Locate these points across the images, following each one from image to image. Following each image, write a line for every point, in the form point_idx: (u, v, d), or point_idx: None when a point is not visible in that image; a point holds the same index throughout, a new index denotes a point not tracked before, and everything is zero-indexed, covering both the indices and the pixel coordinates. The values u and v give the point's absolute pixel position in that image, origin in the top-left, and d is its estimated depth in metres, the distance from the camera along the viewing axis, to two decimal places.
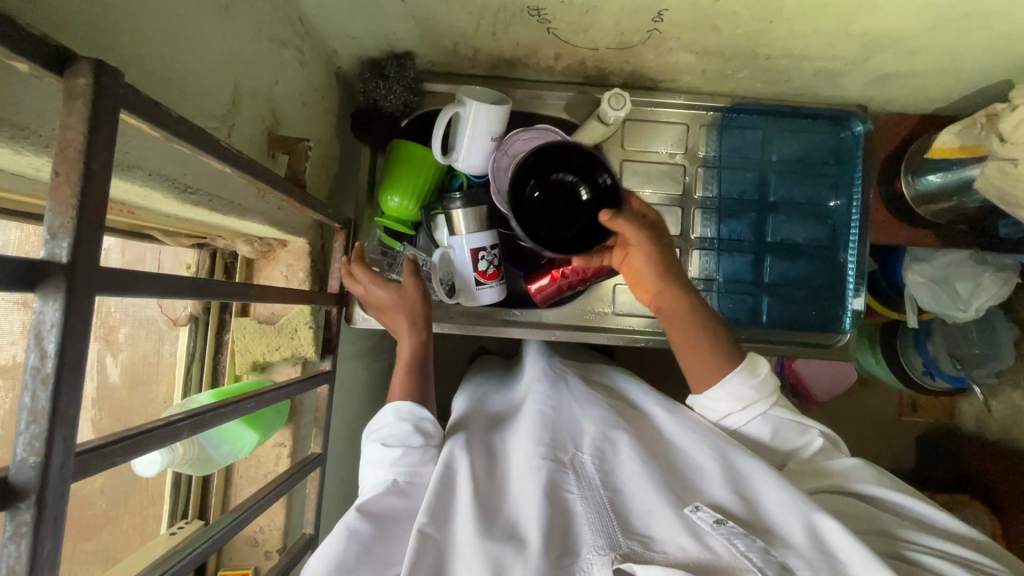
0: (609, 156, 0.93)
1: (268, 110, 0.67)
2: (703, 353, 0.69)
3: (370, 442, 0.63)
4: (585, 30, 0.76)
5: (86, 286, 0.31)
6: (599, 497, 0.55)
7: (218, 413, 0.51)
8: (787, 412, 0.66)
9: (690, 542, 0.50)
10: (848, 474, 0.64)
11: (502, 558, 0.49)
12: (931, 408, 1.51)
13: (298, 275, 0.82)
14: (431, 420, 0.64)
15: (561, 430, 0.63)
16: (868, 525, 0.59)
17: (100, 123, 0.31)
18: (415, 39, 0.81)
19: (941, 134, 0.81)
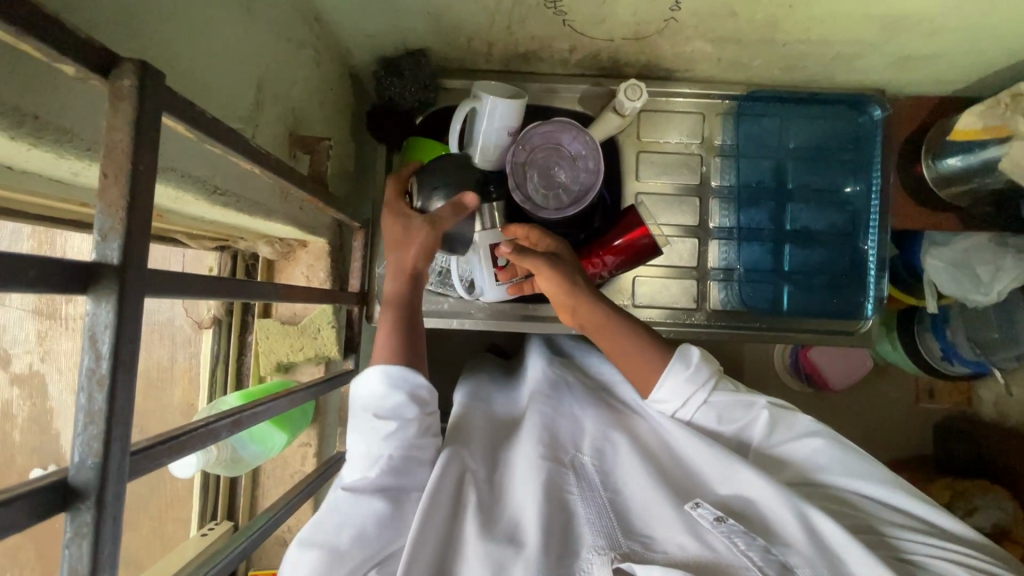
0: (624, 148, 0.93)
1: (289, 110, 0.67)
2: (635, 360, 0.69)
3: (357, 406, 0.59)
4: (601, 21, 0.75)
5: (137, 291, 0.31)
6: (600, 499, 0.56)
7: (253, 413, 0.51)
8: (727, 394, 0.66)
9: (690, 540, 0.51)
10: (823, 463, 0.61)
11: (502, 558, 0.49)
12: (948, 394, 1.51)
13: (318, 275, 0.83)
14: (425, 386, 0.60)
15: (559, 431, 0.64)
16: (853, 522, 0.57)
17: (145, 124, 0.31)
18: (429, 35, 0.81)
19: (962, 116, 0.80)
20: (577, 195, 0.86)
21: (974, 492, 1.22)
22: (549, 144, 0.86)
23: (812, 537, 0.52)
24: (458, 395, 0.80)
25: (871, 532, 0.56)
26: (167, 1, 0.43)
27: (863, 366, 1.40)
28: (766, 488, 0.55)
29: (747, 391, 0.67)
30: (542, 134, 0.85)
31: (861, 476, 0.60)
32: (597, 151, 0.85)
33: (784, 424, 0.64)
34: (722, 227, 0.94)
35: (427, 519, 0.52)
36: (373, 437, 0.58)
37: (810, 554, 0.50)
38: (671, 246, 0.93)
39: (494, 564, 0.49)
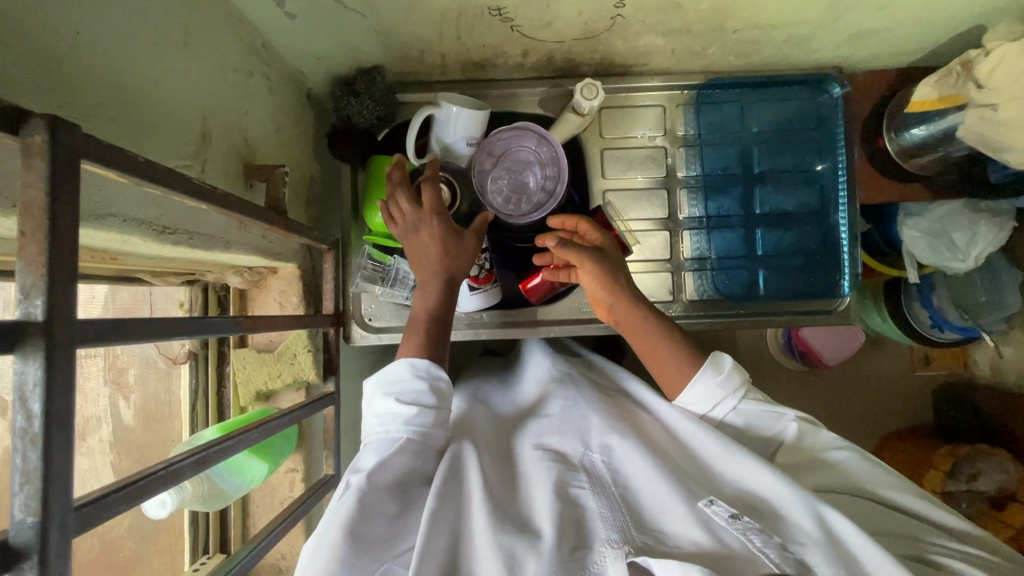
0: (587, 147, 0.93)
1: (241, 140, 0.67)
2: (664, 357, 0.73)
3: (381, 394, 0.63)
4: (548, 24, 0.75)
5: (67, 345, 0.31)
6: (612, 494, 0.56)
7: (221, 448, 0.50)
8: (757, 403, 0.69)
9: (702, 535, 0.52)
10: (853, 472, 0.64)
11: (515, 549, 0.50)
12: (944, 359, 1.52)
13: (291, 300, 0.83)
14: (446, 380, 0.65)
15: (569, 427, 0.66)
16: (879, 524, 0.60)
17: (61, 178, 0.31)
18: (381, 51, 0.81)
19: (917, 88, 0.79)
20: (541, 197, 0.85)
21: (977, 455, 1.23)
22: (513, 148, 0.85)
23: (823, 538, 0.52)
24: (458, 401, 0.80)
25: (886, 535, 0.59)
26: (91, 48, 0.43)
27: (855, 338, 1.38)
28: (780, 487, 0.56)
29: (776, 402, 0.70)
30: (506, 138, 0.84)
31: (887, 485, 0.63)
32: (560, 150, 0.83)
33: (811, 439, 0.67)
34: (692, 217, 0.94)
35: (433, 527, 0.53)
36: (390, 423, 0.61)
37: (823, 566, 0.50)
38: (642, 240, 0.93)
39: (506, 559, 0.50)
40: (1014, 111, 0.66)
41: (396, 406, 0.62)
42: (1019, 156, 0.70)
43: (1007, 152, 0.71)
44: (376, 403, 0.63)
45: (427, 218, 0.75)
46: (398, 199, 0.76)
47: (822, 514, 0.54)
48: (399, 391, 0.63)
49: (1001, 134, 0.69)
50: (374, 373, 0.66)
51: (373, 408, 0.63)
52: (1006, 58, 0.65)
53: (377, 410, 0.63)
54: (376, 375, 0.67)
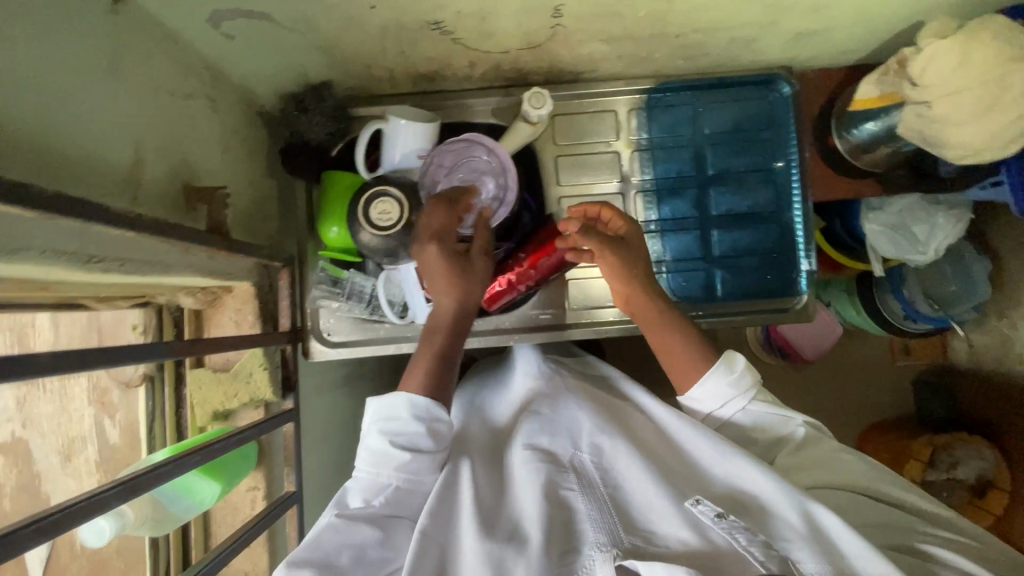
0: (541, 154, 0.94)
1: (182, 162, 0.66)
2: (675, 356, 0.75)
3: (376, 430, 0.66)
4: (489, 35, 0.75)
5: None
6: (600, 494, 0.61)
7: (155, 475, 0.50)
8: (764, 404, 0.72)
9: (690, 535, 0.56)
10: (845, 468, 0.66)
11: (504, 557, 0.56)
12: (924, 349, 1.59)
13: (247, 319, 0.83)
14: (446, 421, 0.67)
15: (560, 428, 0.70)
16: (865, 516, 0.62)
17: None
18: (327, 67, 0.81)
19: (861, 85, 0.80)
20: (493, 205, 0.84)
21: (955, 445, 1.31)
22: (463, 158, 0.85)
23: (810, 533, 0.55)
24: (458, 408, 0.85)
25: (871, 526, 0.61)
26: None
27: (831, 334, 1.38)
28: (770, 484, 0.59)
29: (784, 405, 0.72)
30: (456, 150, 0.84)
31: (880, 481, 0.65)
32: (508, 158, 0.83)
33: (816, 443, 0.69)
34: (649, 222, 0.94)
35: (425, 541, 0.59)
36: (385, 464, 0.64)
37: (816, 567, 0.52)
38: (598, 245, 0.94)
39: (494, 565, 0.55)
40: (946, 108, 0.67)
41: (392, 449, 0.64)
42: (957, 151, 0.71)
43: (944, 147, 0.72)
44: (372, 438, 0.66)
45: (431, 242, 0.76)
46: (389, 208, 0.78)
47: (810, 509, 0.56)
48: (396, 431, 0.65)
49: (936, 130, 0.70)
50: (373, 404, 0.68)
51: (367, 442, 0.66)
52: (938, 55, 0.66)
53: (373, 446, 0.65)
54: (376, 400, 0.69)
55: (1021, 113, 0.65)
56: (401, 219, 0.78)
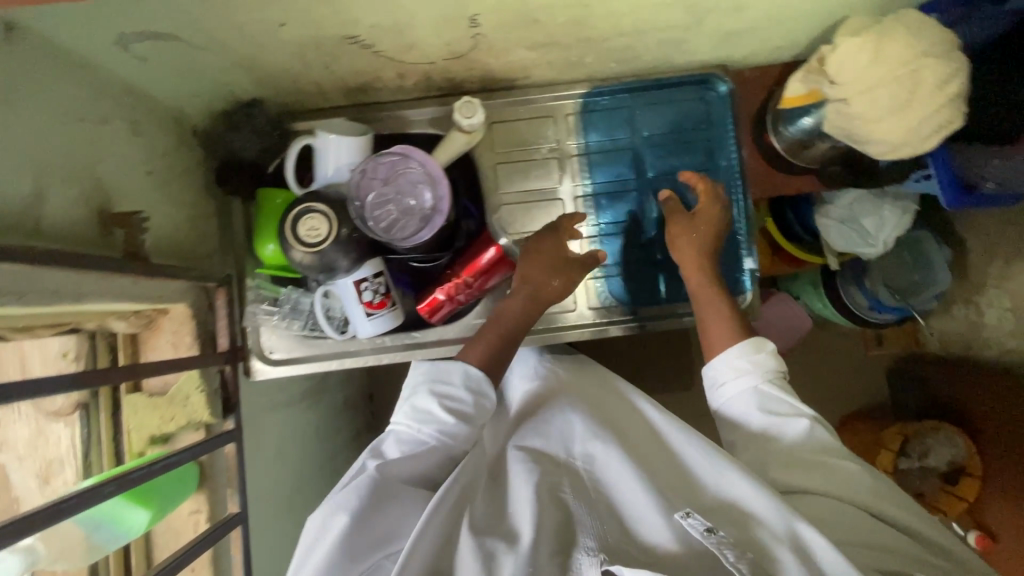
0: (480, 162, 0.93)
1: (95, 187, 0.65)
2: (714, 328, 0.81)
3: (422, 391, 0.75)
4: (411, 47, 0.75)
5: None
6: (593, 504, 0.67)
7: (54, 512, 0.52)
8: (778, 392, 0.73)
9: (674, 542, 0.61)
10: (846, 478, 0.67)
11: (493, 551, 0.61)
12: (895, 338, 1.55)
13: (184, 340, 0.81)
14: (490, 399, 0.76)
15: (554, 437, 0.77)
16: (854, 532, 0.64)
17: None
18: (251, 83, 0.80)
19: (789, 83, 0.80)
20: (430, 215, 0.84)
21: (925, 433, 1.38)
22: (398, 167, 0.84)
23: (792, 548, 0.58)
24: None
25: (867, 548, 0.62)
26: None
27: (801, 325, 1.50)
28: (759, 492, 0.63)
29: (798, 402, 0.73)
30: (388, 162, 0.83)
31: (881, 497, 0.67)
32: (440, 168, 0.83)
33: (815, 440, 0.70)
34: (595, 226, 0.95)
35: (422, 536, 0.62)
36: (427, 423, 0.73)
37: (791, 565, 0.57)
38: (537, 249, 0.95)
39: (486, 560, 0.60)
40: (863, 105, 0.67)
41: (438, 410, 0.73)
42: (879, 147, 0.71)
43: (867, 143, 0.71)
44: (420, 398, 0.74)
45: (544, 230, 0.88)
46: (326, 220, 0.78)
47: (796, 528, 0.60)
48: (445, 392, 0.75)
49: (857, 127, 0.70)
50: (426, 366, 0.77)
51: (411, 397, 0.75)
52: (852, 53, 0.66)
53: (418, 405, 0.74)
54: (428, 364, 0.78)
55: (937, 107, 0.65)
56: (330, 234, 0.78)
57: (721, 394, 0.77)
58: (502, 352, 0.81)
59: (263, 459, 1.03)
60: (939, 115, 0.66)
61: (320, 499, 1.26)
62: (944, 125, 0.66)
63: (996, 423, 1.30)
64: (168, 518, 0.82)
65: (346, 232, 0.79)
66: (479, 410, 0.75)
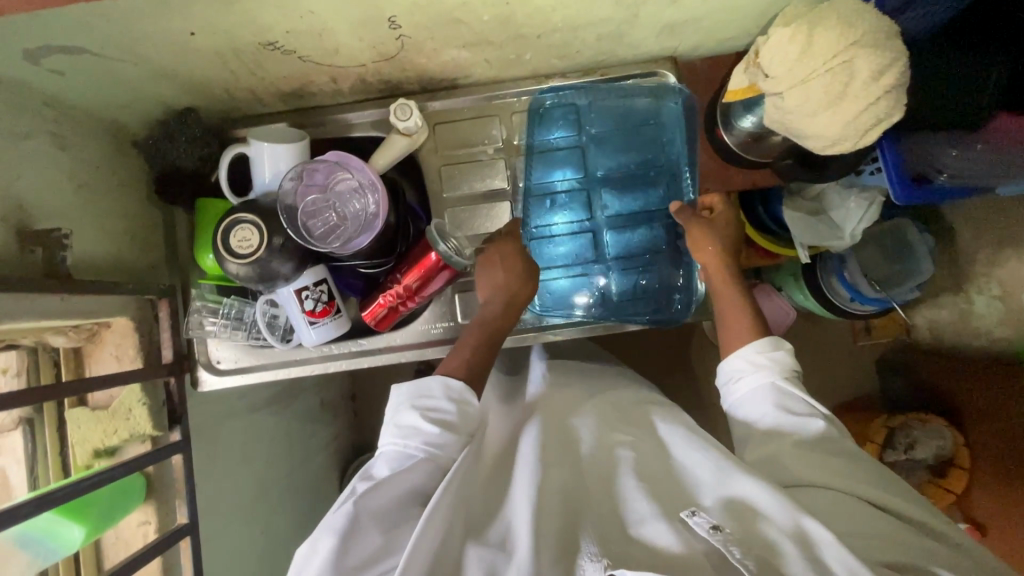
0: (425, 164, 0.92)
1: (11, 206, 0.65)
2: (730, 329, 0.80)
3: (407, 408, 0.70)
4: (336, 51, 0.73)
5: None
6: (593, 516, 0.67)
7: None
8: (798, 390, 0.72)
9: (675, 539, 0.61)
10: (847, 467, 0.65)
11: (494, 562, 0.61)
12: (885, 327, 1.50)
13: (127, 354, 0.81)
14: (474, 406, 0.73)
15: (562, 443, 0.77)
16: (870, 528, 0.60)
17: None
18: (181, 91, 0.79)
19: (732, 76, 0.77)
20: (370, 220, 0.82)
21: (913, 424, 1.34)
22: (335, 175, 0.83)
23: (799, 542, 0.58)
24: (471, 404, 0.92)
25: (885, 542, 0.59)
26: None
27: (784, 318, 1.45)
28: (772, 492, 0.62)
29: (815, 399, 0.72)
30: (325, 167, 0.82)
31: (883, 486, 0.64)
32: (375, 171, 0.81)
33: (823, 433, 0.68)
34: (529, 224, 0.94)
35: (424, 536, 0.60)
36: (413, 435, 0.68)
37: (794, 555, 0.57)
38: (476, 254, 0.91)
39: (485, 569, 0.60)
40: (796, 99, 0.64)
41: (423, 421, 0.68)
42: (818, 142, 0.68)
43: (805, 138, 0.69)
44: (402, 413, 0.70)
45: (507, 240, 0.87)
46: (257, 228, 0.76)
47: (802, 524, 0.59)
48: (429, 406, 0.71)
49: (793, 121, 0.67)
50: (405, 382, 0.73)
51: (395, 413, 0.71)
52: (781, 45, 0.63)
53: (402, 419, 0.69)
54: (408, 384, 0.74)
55: (872, 100, 0.62)
56: (261, 244, 0.76)
57: (735, 391, 0.75)
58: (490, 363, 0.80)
59: (223, 465, 1.03)
60: (875, 107, 0.63)
61: (290, 503, 1.26)
62: (882, 118, 0.64)
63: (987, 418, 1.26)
64: (117, 530, 0.82)
65: (280, 240, 0.77)
66: (464, 419, 0.71)
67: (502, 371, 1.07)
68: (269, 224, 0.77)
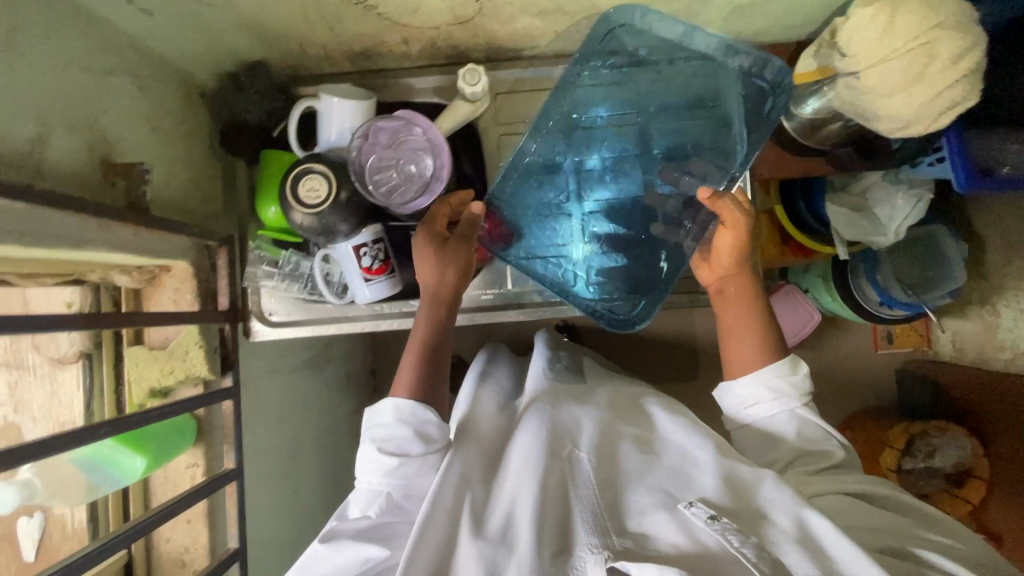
0: (484, 135, 0.94)
1: (97, 138, 0.66)
2: (743, 346, 0.82)
3: (368, 441, 0.76)
4: (416, 10, 0.75)
5: None
6: (590, 496, 0.68)
7: (53, 442, 0.54)
8: (813, 416, 0.78)
9: (681, 538, 0.61)
10: (843, 478, 0.73)
11: (496, 552, 0.62)
12: (907, 336, 1.54)
13: (185, 298, 0.83)
14: (430, 423, 0.77)
15: (561, 431, 0.79)
16: (865, 522, 0.67)
17: None
18: (258, 43, 0.81)
19: (801, 59, 0.80)
20: (430, 183, 0.84)
21: (933, 432, 1.31)
22: (398, 136, 0.84)
23: (800, 532, 0.62)
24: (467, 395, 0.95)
25: (881, 533, 0.66)
26: None
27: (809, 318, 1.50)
28: (775, 492, 0.66)
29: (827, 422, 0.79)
30: (391, 127, 0.83)
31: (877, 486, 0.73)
32: (441, 133, 0.83)
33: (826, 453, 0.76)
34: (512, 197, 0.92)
35: (422, 535, 0.65)
36: (377, 471, 0.74)
37: (793, 541, 0.61)
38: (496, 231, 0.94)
39: (487, 564, 0.61)
40: (873, 78, 0.65)
41: (381, 454, 0.74)
42: (888, 124, 0.69)
43: (875, 120, 0.70)
44: (363, 450, 0.76)
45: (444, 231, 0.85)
46: (328, 182, 0.78)
47: (803, 516, 0.63)
48: (385, 435, 0.76)
49: (866, 102, 0.68)
50: (365, 417, 0.79)
51: (362, 448, 0.77)
52: (862, 24, 0.64)
53: (364, 456, 0.76)
54: (370, 412, 0.80)
55: (949, 84, 0.63)
56: (329, 196, 0.78)
57: (750, 415, 0.80)
58: (434, 369, 0.82)
59: (261, 421, 1.04)
60: (950, 92, 0.63)
61: (315, 468, 1.27)
62: (956, 102, 0.64)
63: (1001, 418, 1.28)
64: (165, 470, 0.83)
65: (346, 195, 0.79)
66: (420, 438, 0.75)
67: (502, 371, 1.11)
68: (339, 178, 0.79)
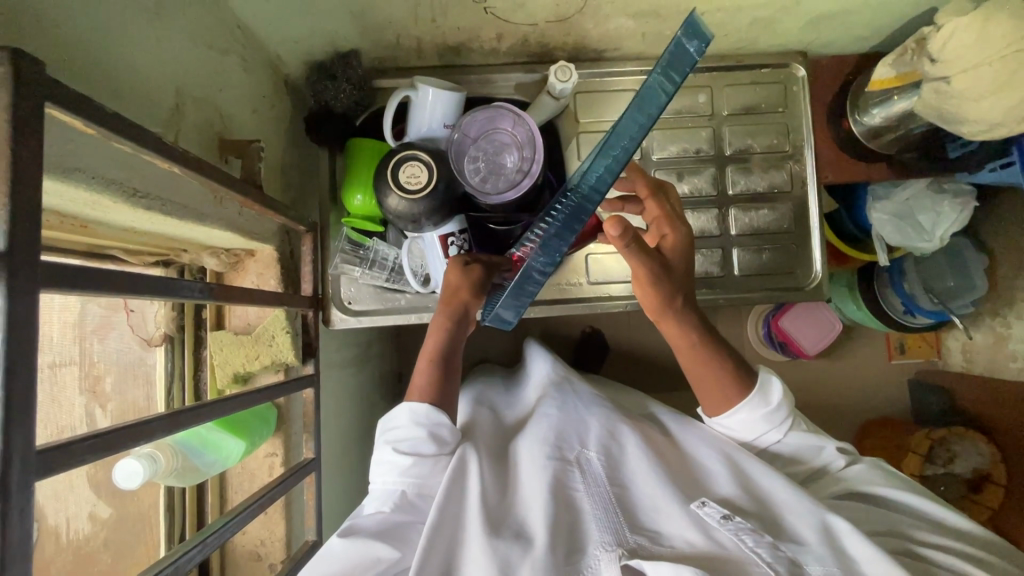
0: (563, 132, 0.95)
1: (216, 116, 0.67)
2: (712, 386, 0.77)
3: (385, 441, 0.73)
4: (521, 4, 0.78)
5: (27, 288, 0.33)
6: (604, 492, 0.67)
7: (206, 409, 0.54)
8: (803, 434, 0.78)
9: (696, 536, 0.61)
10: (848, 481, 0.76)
11: (511, 553, 0.60)
12: (920, 347, 1.54)
13: (269, 283, 0.82)
14: (444, 426, 0.73)
15: (570, 431, 0.76)
16: (872, 524, 0.70)
17: (26, 134, 0.33)
18: (357, 35, 0.82)
19: (879, 67, 0.85)
20: (517, 177, 0.83)
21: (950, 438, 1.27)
22: (488, 130, 0.85)
23: (821, 534, 0.62)
24: (468, 404, 0.94)
25: (880, 534, 0.68)
26: (74, 10, 0.45)
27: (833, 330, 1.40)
28: (791, 495, 0.66)
29: (819, 435, 0.79)
30: (482, 121, 0.85)
31: (893, 486, 0.75)
32: (534, 126, 0.84)
33: (834, 471, 0.78)
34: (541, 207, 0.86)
35: (434, 535, 0.63)
36: (391, 470, 0.71)
37: (815, 543, 0.61)
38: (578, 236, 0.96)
39: (501, 562, 0.59)
40: (963, 83, 0.70)
41: (395, 455, 0.71)
42: (975, 127, 0.73)
43: (958, 122, 0.75)
44: (379, 450, 0.73)
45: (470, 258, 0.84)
46: (424, 171, 0.79)
47: (826, 519, 0.63)
48: (399, 437, 0.72)
49: (952, 106, 0.73)
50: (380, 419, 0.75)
51: (378, 449, 0.74)
52: (957, 31, 0.68)
53: (380, 456, 0.73)
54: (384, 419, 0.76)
55: None
56: (429, 183, 0.79)
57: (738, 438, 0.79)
58: (451, 375, 0.77)
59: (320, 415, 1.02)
60: None
61: (356, 470, 1.24)
62: None
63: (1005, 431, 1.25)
64: (245, 460, 0.82)
65: (440, 186, 0.80)
66: (435, 442, 0.72)
67: (500, 383, 1.09)
68: (436, 170, 0.80)
